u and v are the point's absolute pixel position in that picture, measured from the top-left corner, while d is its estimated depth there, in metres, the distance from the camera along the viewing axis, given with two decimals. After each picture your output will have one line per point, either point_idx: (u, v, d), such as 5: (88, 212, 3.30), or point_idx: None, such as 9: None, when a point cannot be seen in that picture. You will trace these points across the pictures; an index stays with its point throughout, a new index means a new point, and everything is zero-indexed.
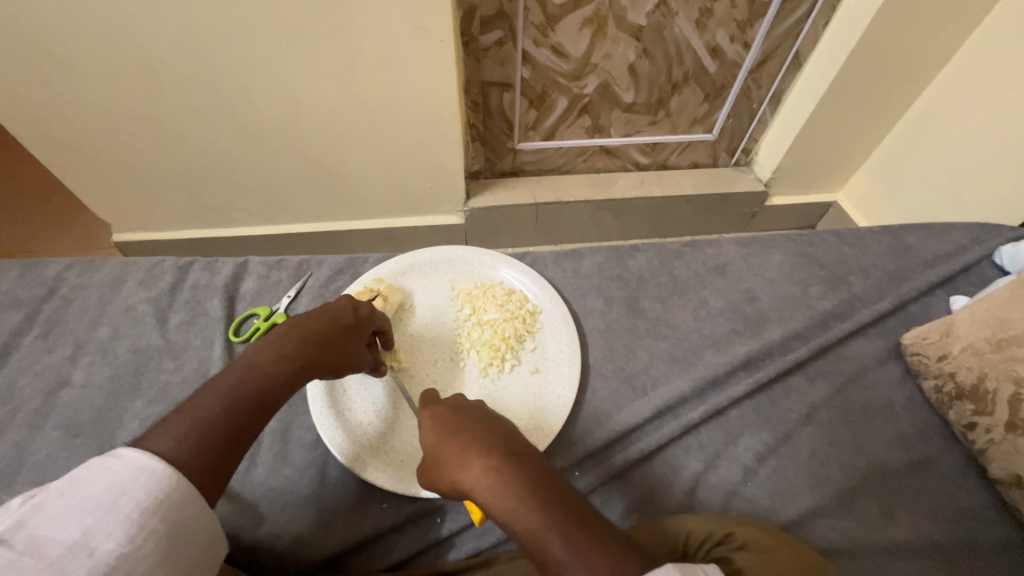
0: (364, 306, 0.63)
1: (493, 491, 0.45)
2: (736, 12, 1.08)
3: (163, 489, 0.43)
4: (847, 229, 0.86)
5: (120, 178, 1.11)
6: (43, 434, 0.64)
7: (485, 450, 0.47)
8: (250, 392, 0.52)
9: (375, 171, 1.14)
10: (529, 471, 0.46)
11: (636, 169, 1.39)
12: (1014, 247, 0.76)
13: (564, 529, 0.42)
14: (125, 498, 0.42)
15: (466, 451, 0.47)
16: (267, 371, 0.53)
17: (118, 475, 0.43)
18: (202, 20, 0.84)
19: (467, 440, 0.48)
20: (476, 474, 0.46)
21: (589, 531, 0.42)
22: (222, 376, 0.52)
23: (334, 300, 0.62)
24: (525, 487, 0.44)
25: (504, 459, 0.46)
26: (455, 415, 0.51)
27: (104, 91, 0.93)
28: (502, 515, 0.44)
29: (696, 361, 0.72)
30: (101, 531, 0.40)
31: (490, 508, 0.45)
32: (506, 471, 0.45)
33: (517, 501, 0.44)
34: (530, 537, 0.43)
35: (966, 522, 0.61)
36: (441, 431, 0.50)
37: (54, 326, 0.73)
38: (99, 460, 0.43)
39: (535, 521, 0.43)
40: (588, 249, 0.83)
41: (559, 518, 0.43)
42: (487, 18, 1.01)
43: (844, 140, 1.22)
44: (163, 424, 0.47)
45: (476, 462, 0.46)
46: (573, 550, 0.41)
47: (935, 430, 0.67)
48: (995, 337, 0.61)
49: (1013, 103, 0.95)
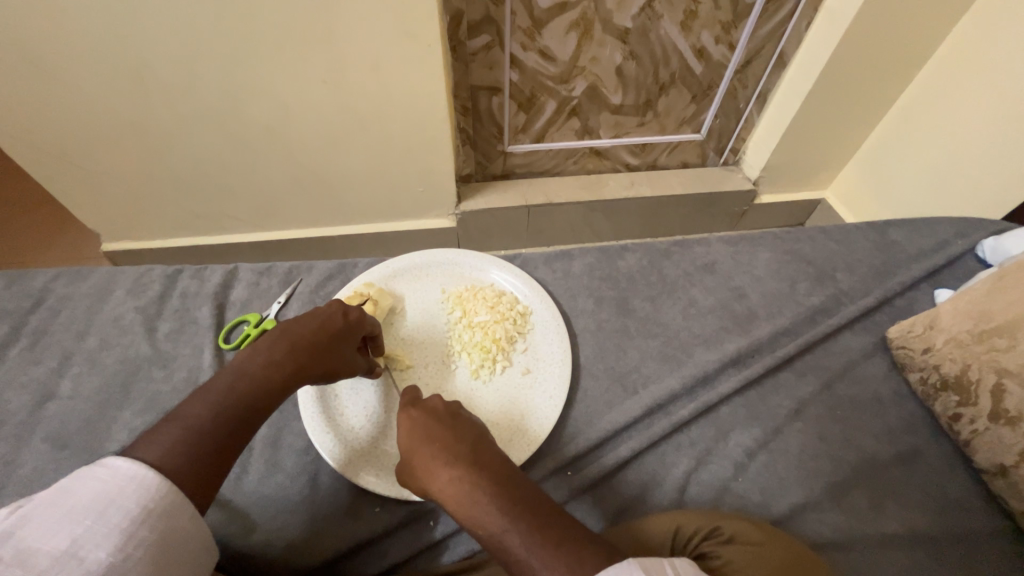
0: (355, 311, 0.62)
1: (457, 498, 0.46)
2: (720, 14, 1.09)
3: (152, 497, 0.43)
4: (833, 225, 0.86)
5: (108, 187, 1.10)
6: (31, 446, 0.64)
7: (450, 458, 0.49)
8: (239, 399, 0.52)
9: (365, 176, 1.14)
10: (492, 476, 0.47)
11: (625, 170, 1.40)
12: (995, 240, 0.77)
13: (524, 531, 0.43)
14: (114, 507, 0.42)
15: (434, 459, 0.49)
16: (257, 378, 0.54)
17: (106, 485, 0.43)
18: (190, 29, 0.84)
19: (434, 448, 0.50)
20: (442, 482, 0.47)
21: (550, 532, 0.43)
22: (211, 384, 0.52)
23: (325, 305, 0.62)
24: (486, 493, 0.46)
25: (468, 465, 0.48)
26: (426, 421, 0.52)
27: (91, 101, 0.93)
28: (468, 521, 0.46)
29: (685, 359, 0.72)
30: (90, 540, 0.40)
31: (457, 515, 0.47)
32: (469, 478, 0.47)
33: (479, 506, 0.45)
34: (495, 542, 0.44)
35: (954, 513, 0.61)
36: (412, 437, 0.52)
37: (42, 337, 0.73)
38: (87, 471, 0.44)
39: (496, 526, 0.44)
40: (577, 250, 0.83)
41: (520, 521, 0.44)
42: (474, 23, 1.02)
43: (830, 137, 1.23)
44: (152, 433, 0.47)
45: (442, 471, 0.48)
46: (532, 552, 0.42)
47: (922, 422, 0.67)
48: (977, 329, 0.61)
49: (994, 99, 0.96)
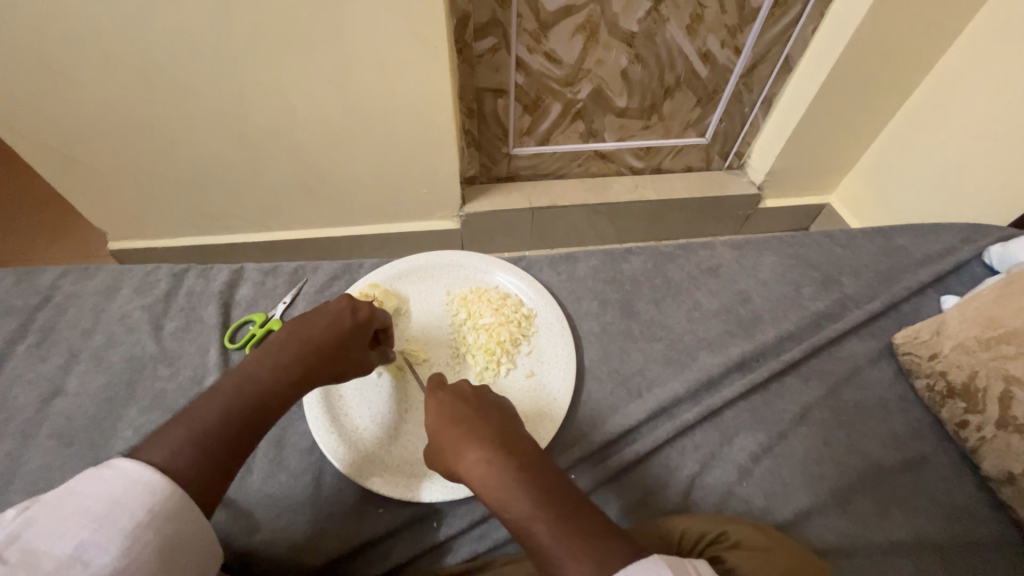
0: (364, 307, 0.61)
1: (484, 479, 0.46)
2: (726, 18, 1.09)
3: (158, 501, 0.43)
4: (838, 230, 0.86)
5: (114, 185, 1.11)
6: (37, 442, 0.64)
7: (479, 440, 0.49)
8: (247, 403, 0.52)
9: (370, 176, 1.14)
10: (521, 462, 0.47)
11: (630, 173, 1.40)
12: (1002, 247, 0.77)
13: (553, 518, 0.43)
14: (119, 511, 0.42)
15: (464, 440, 0.49)
16: (266, 383, 0.53)
17: (112, 488, 0.43)
18: (199, 28, 0.84)
19: (463, 429, 0.50)
20: (470, 462, 0.48)
21: (578, 522, 0.43)
22: (219, 388, 0.52)
23: (334, 301, 0.61)
24: (515, 477, 0.46)
25: (498, 448, 0.48)
26: (456, 405, 0.53)
27: (99, 99, 0.94)
28: (494, 502, 0.45)
29: (690, 363, 0.72)
30: (95, 544, 0.40)
31: (483, 496, 0.46)
32: (498, 461, 0.47)
33: (508, 488, 0.45)
34: (520, 526, 0.43)
35: (960, 520, 0.61)
36: (441, 418, 0.52)
37: (49, 334, 0.73)
38: (91, 473, 0.43)
39: (524, 510, 0.44)
40: (582, 252, 0.83)
41: (548, 509, 0.43)
42: (480, 25, 1.03)
43: (835, 142, 1.23)
44: (157, 435, 0.47)
45: (470, 452, 0.48)
46: (560, 540, 0.42)
47: (927, 428, 0.67)
48: (984, 335, 0.61)
49: (1001, 105, 0.96)
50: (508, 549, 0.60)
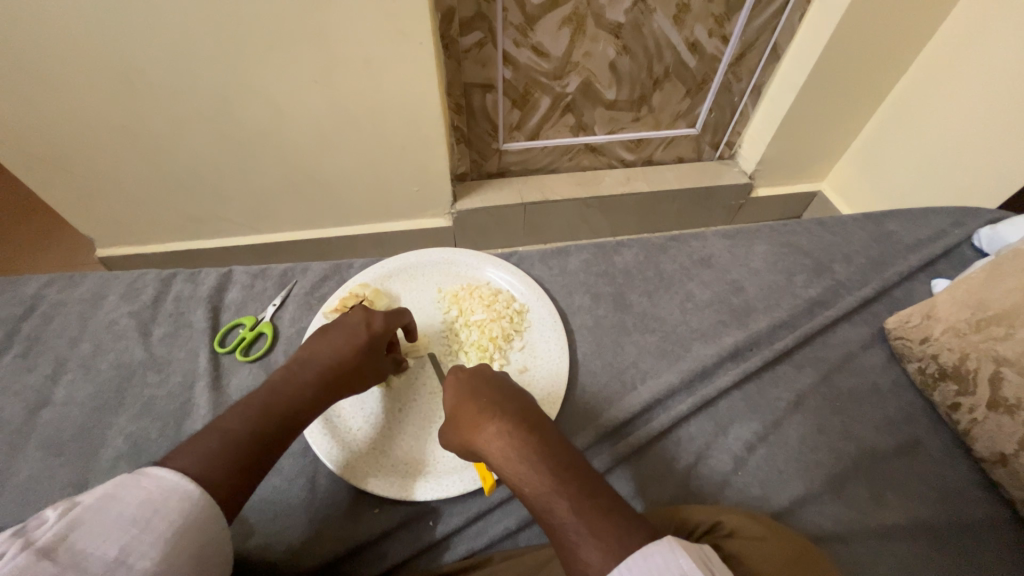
0: (377, 320, 0.63)
1: (504, 452, 0.47)
2: (713, 7, 1.08)
3: (193, 509, 0.43)
4: (829, 217, 0.87)
5: (101, 192, 1.10)
6: (25, 454, 0.63)
7: (500, 415, 0.50)
8: (275, 416, 0.53)
9: (359, 174, 1.13)
10: (542, 438, 0.48)
11: (622, 165, 1.40)
12: (992, 229, 0.77)
13: (574, 495, 0.44)
14: (159, 517, 0.41)
15: (485, 415, 0.50)
16: (292, 398, 0.55)
17: (152, 494, 0.42)
18: (180, 28, 0.83)
19: (483, 405, 0.52)
20: (489, 436, 0.49)
21: (598, 501, 0.43)
22: (246, 400, 0.54)
23: (348, 316, 0.62)
24: (535, 452, 0.47)
25: (518, 423, 0.49)
26: (477, 383, 0.55)
27: (82, 107, 0.93)
28: (514, 475, 0.46)
29: (684, 353, 0.72)
30: (137, 548, 0.39)
31: (503, 469, 0.47)
32: (519, 435, 0.48)
33: (528, 463, 0.46)
34: (539, 501, 0.44)
35: (955, 501, 0.61)
36: (463, 393, 0.54)
37: (36, 344, 0.72)
38: (132, 479, 0.43)
39: (544, 485, 0.44)
40: (574, 247, 0.83)
41: (569, 485, 0.44)
42: (466, 19, 1.01)
43: (825, 129, 1.23)
44: (189, 445, 0.48)
45: (489, 427, 0.49)
46: (579, 516, 0.42)
47: (921, 412, 0.67)
48: (974, 318, 0.61)
49: (990, 88, 0.95)
50: (505, 545, 0.59)
